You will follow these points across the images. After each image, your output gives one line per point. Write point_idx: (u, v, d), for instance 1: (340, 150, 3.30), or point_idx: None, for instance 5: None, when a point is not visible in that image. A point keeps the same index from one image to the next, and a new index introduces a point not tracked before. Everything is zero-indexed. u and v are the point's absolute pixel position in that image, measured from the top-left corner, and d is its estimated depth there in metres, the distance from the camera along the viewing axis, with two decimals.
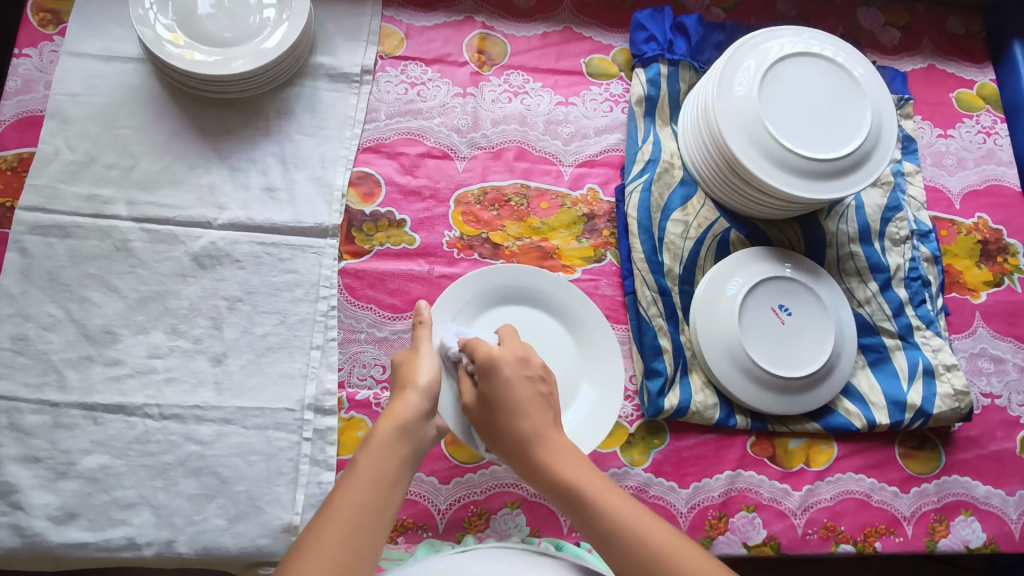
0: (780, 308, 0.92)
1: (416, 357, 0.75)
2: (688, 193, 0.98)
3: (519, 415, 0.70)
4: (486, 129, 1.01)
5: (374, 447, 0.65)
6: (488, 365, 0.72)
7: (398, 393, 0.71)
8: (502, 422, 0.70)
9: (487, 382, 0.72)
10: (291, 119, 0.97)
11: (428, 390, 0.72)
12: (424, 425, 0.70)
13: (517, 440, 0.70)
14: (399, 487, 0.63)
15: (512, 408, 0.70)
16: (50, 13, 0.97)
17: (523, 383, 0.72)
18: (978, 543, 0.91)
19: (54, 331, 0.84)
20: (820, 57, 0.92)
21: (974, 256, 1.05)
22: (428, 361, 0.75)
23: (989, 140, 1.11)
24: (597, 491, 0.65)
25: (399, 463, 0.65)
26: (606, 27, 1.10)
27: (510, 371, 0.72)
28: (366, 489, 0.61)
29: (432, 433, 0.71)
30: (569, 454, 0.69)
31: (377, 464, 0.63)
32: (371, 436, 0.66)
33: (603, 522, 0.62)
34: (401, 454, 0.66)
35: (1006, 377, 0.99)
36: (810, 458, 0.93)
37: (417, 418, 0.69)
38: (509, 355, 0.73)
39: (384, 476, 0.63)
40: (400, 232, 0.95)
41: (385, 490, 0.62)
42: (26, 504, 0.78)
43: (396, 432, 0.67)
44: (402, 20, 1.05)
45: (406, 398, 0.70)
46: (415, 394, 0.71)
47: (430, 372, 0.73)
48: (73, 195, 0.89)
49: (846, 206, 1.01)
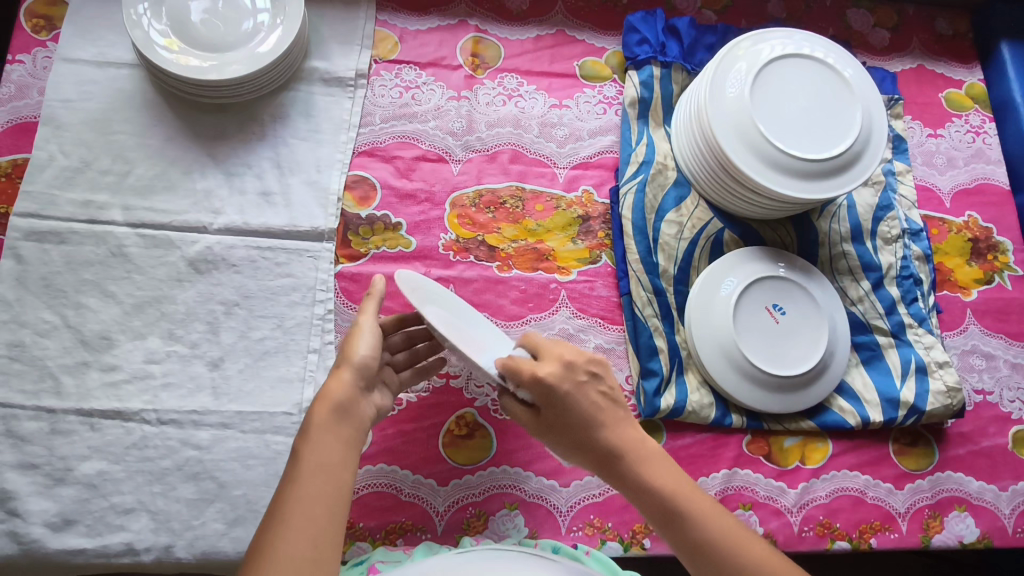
0: (775, 308, 0.93)
1: (351, 333, 0.72)
2: (682, 194, 0.99)
3: (599, 430, 0.69)
4: (481, 132, 1.02)
5: (314, 434, 0.63)
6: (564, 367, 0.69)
7: (333, 373, 0.69)
8: (589, 440, 0.69)
9: (552, 403, 0.68)
10: (286, 123, 0.97)
11: (364, 366, 0.70)
12: (361, 402, 0.68)
13: (606, 454, 0.69)
14: (347, 465, 0.63)
15: (591, 423, 0.69)
16: (44, 19, 0.97)
17: (591, 396, 0.69)
18: (972, 538, 0.92)
19: (49, 337, 0.84)
20: (810, 59, 0.93)
21: (964, 254, 1.06)
22: (365, 334, 0.72)
23: (978, 139, 1.13)
24: (687, 497, 0.66)
25: (340, 443, 0.64)
26: (599, 30, 1.11)
27: (568, 386, 0.68)
28: (315, 480, 0.60)
29: (370, 410, 0.70)
30: (655, 460, 0.69)
31: (321, 453, 0.62)
32: (307, 422, 0.65)
33: (695, 528, 0.64)
34: (341, 433, 0.65)
35: (998, 374, 1.01)
36: (805, 457, 0.93)
37: (353, 395, 0.67)
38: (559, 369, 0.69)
39: (330, 461, 0.62)
40: (396, 235, 0.95)
41: (331, 477, 0.61)
42: (23, 512, 0.78)
43: (334, 414, 0.65)
44: (396, 24, 1.05)
45: (340, 377, 0.68)
46: (348, 371, 0.69)
47: (367, 347, 0.71)
48: (68, 201, 0.89)
49: (838, 206, 1.02)
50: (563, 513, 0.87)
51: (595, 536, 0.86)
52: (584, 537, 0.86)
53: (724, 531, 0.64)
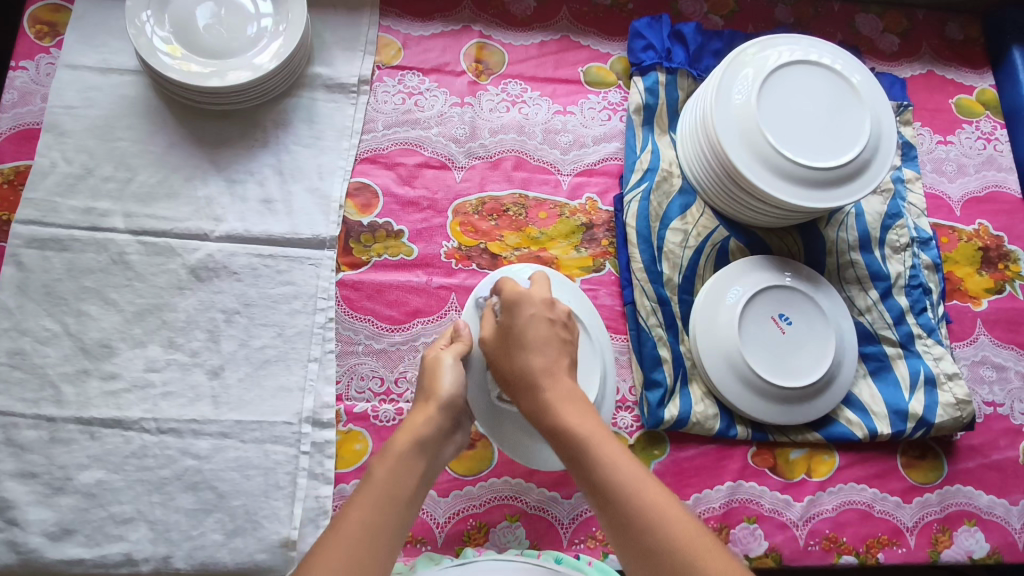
0: (781, 318, 0.92)
1: (441, 361, 0.74)
2: (688, 202, 0.98)
3: (534, 356, 0.71)
4: (484, 139, 1.01)
5: (393, 460, 0.65)
6: (511, 305, 0.74)
7: (420, 404, 0.71)
8: (519, 363, 0.71)
9: (510, 318, 0.74)
10: (288, 130, 0.96)
11: (451, 404, 0.71)
12: (443, 442, 0.70)
13: (532, 387, 0.70)
14: (412, 509, 0.64)
15: (529, 347, 0.72)
16: (47, 25, 0.97)
17: (543, 323, 0.73)
18: (981, 554, 0.91)
19: (50, 345, 0.84)
20: (818, 65, 0.92)
21: (975, 263, 1.04)
22: (454, 371, 0.73)
23: (989, 146, 1.11)
24: (598, 441, 0.65)
25: (414, 483, 0.65)
26: (604, 36, 1.10)
27: (535, 309, 0.74)
28: (386, 500, 0.62)
29: (449, 451, 0.72)
30: (580, 403, 0.69)
31: (398, 476, 0.64)
32: (388, 445, 0.67)
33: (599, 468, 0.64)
34: (419, 468, 0.66)
35: (1009, 386, 0.99)
36: (812, 469, 0.92)
37: (437, 432, 0.69)
38: (534, 296, 0.75)
39: (401, 490, 0.64)
40: (398, 243, 0.94)
41: (400, 505, 0.63)
42: (22, 521, 0.78)
43: (413, 443, 0.67)
44: (399, 30, 1.04)
45: (427, 413, 0.70)
46: (436, 408, 0.70)
47: (455, 380, 0.73)
48: (70, 208, 0.89)
49: (846, 214, 1.00)
50: (564, 525, 0.86)
51: (597, 548, 0.85)
52: (586, 549, 0.85)
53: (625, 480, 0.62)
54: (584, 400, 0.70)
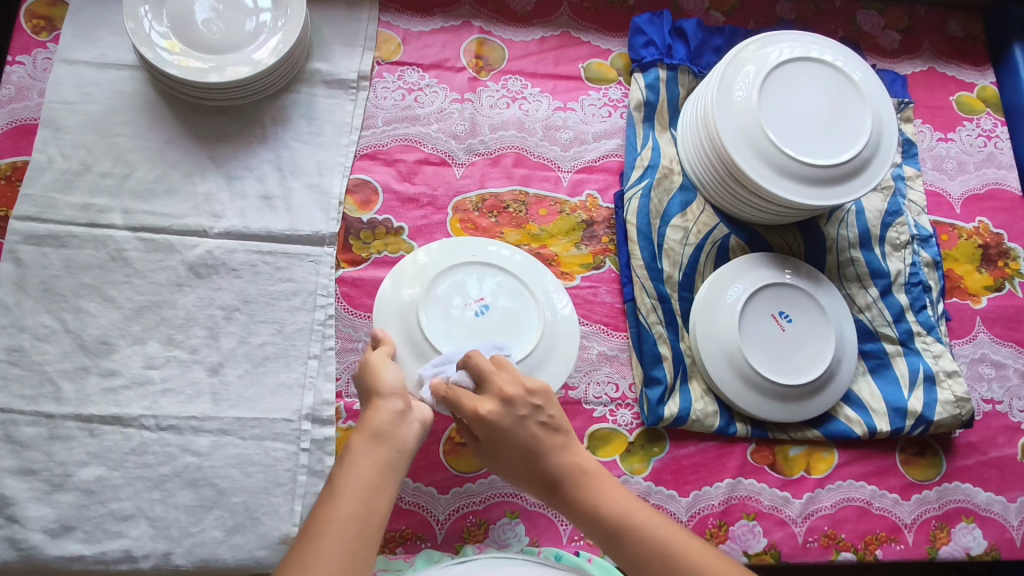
0: (781, 315, 0.92)
1: (377, 364, 0.74)
2: (688, 199, 0.97)
3: (534, 457, 0.70)
4: (484, 135, 1.01)
5: (354, 457, 0.65)
6: (479, 420, 0.70)
7: (369, 404, 0.70)
8: (527, 465, 0.71)
9: (488, 436, 0.70)
10: (287, 125, 0.96)
11: (395, 392, 0.71)
12: (403, 425, 0.69)
13: (548, 481, 0.71)
14: (386, 491, 0.64)
15: (527, 453, 0.70)
16: (44, 19, 0.96)
17: (527, 425, 0.70)
18: (979, 550, 0.91)
19: (49, 341, 0.84)
20: (819, 62, 0.92)
21: (974, 261, 1.04)
22: (391, 369, 0.73)
23: (990, 143, 1.11)
24: (627, 513, 0.68)
25: (378, 466, 0.65)
26: (604, 31, 1.09)
27: (506, 421, 0.70)
28: (354, 497, 0.62)
29: (415, 432, 0.70)
30: (596, 478, 0.71)
31: (360, 473, 0.63)
32: (348, 447, 0.66)
33: (635, 540, 0.67)
34: (382, 457, 0.65)
35: (1007, 383, 0.99)
36: (811, 466, 0.92)
37: (394, 420, 0.68)
38: (496, 403, 0.70)
39: (366, 485, 0.63)
40: (398, 240, 0.94)
41: (367, 498, 0.62)
42: (22, 518, 0.78)
43: (370, 437, 0.66)
44: (399, 25, 1.04)
45: (377, 406, 0.69)
46: (385, 401, 0.70)
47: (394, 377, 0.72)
48: (68, 204, 0.88)
49: (846, 211, 1.00)
50: (563, 521, 0.86)
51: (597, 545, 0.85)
52: (585, 546, 0.85)
53: (660, 543, 0.66)
54: (602, 475, 0.72)
